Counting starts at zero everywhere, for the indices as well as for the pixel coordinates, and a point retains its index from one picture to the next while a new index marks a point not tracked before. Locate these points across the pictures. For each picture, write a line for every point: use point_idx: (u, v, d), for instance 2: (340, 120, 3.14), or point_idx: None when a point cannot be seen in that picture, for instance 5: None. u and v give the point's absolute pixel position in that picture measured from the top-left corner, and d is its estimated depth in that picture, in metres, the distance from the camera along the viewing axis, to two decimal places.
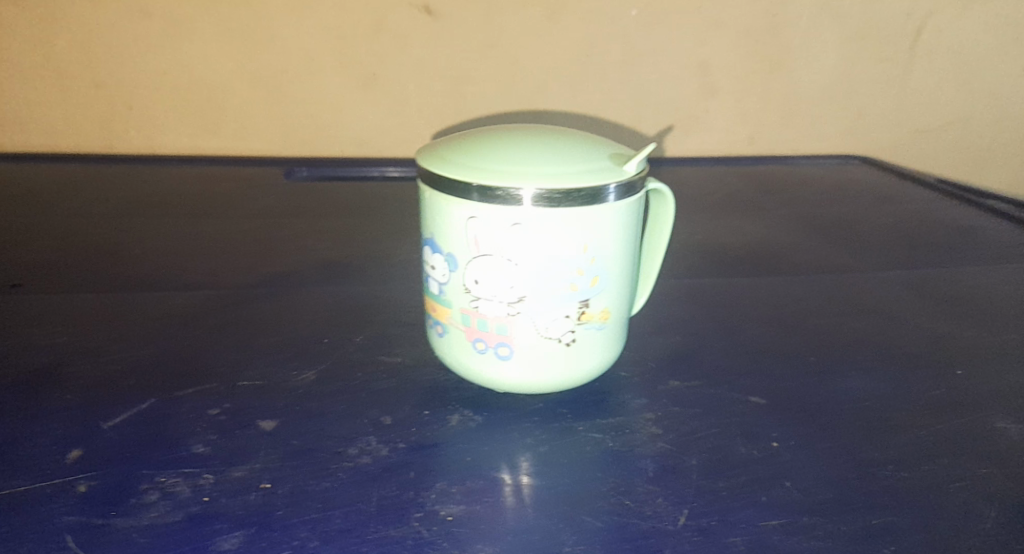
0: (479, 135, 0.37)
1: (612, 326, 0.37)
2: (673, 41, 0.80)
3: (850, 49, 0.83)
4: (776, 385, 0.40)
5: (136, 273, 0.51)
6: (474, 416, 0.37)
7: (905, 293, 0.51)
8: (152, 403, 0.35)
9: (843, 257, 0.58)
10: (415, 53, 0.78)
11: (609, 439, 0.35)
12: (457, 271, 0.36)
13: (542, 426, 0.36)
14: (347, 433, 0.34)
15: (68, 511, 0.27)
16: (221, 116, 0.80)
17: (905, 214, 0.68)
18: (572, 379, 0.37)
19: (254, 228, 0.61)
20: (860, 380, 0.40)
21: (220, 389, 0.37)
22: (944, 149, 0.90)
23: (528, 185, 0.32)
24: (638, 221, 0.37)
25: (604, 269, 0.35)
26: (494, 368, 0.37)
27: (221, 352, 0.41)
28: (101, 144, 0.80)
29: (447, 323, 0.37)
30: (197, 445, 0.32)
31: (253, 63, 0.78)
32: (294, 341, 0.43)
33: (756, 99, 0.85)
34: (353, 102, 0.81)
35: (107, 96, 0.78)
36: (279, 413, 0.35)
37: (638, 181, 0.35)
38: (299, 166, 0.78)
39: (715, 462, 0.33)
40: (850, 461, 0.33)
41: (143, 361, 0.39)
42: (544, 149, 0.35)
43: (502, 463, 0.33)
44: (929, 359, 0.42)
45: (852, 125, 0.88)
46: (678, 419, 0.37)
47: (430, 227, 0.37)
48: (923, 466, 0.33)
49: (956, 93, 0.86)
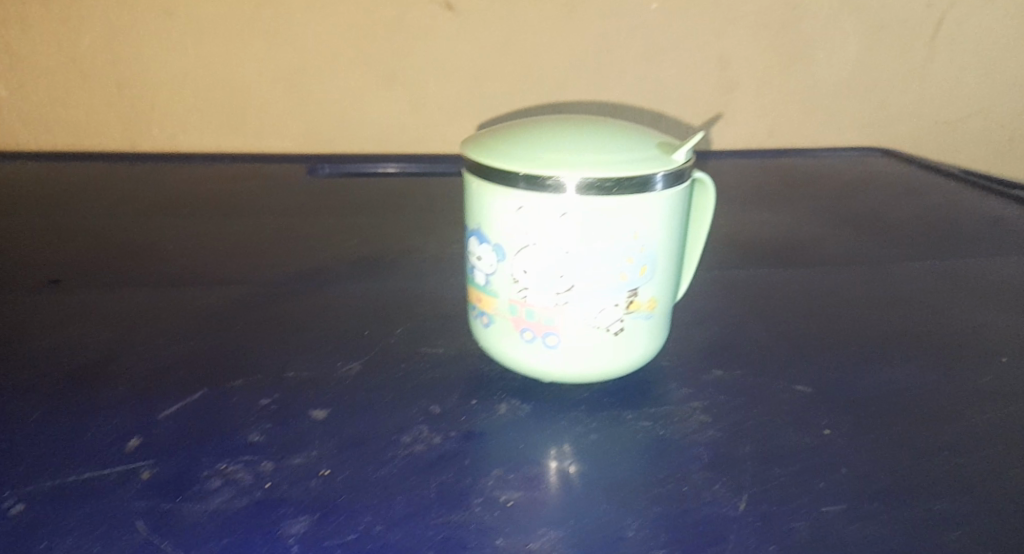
0: (523, 126, 0.37)
1: (658, 315, 0.38)
2: (693, 36, 0.80)
3: (869, 43, 0.83)
4: (819, 374, 0.40)
5: (171, 268, 0.51)
6: (521, 405, 0.37)
7: (937, 283, 0.52)
8: (204, 395, 0.35)
9: (872, 249, 0.58)
10: (436, 50, 0.79)
11: (659, 428, 0.35)
12: (505, 261, 0.36)
13: (591, 415, 0.36)
14: (399, 423, 0.34)
15: (135, 497, 0.27)
16: (243, 114, 0.80)
17: (929, 205, 0.68)
18: (618, 368, 0.38)
19: (283, 225, 0.62)
20: (903, 368, 0.40)
21: (269, 381, 0.37)
22: (963, 142, 0.90)
23: (577, 173, 0.33)
24: (684, 210, 0.37)
25: (652, 257, 0.36)
26: (541, 358, 0.37)
27: (265, 345, 0.41)
28: (123, 143, 0.80)
29: (493, 313, 0.37)
30: (253, 434, 0.32)
31: (275, 61, 0.78)
32: (335, 334, 0.43)
33: (775, 93, 0.85)
34: (374, 100, 0.81)
35: (129, 95, 0.78)
36: (330, 403, 0.35)
37: (685, 170, 0.35)
38: (321, 164, 0.78)
39: (767, 449, 0.33)
40: (902, 447, 0.33)
41: (190, 353, 0.39)
42: (591, 138, 0.35)
43: (555, 450, 0.33)
44: (970, 347, 0.43)
45: (871, 119, 0.88)
46: (726, 408, 0.37)
47: (475, 217, 0.37)
48: (976, 452, 0.33)
49: (975, 85, 0.86)
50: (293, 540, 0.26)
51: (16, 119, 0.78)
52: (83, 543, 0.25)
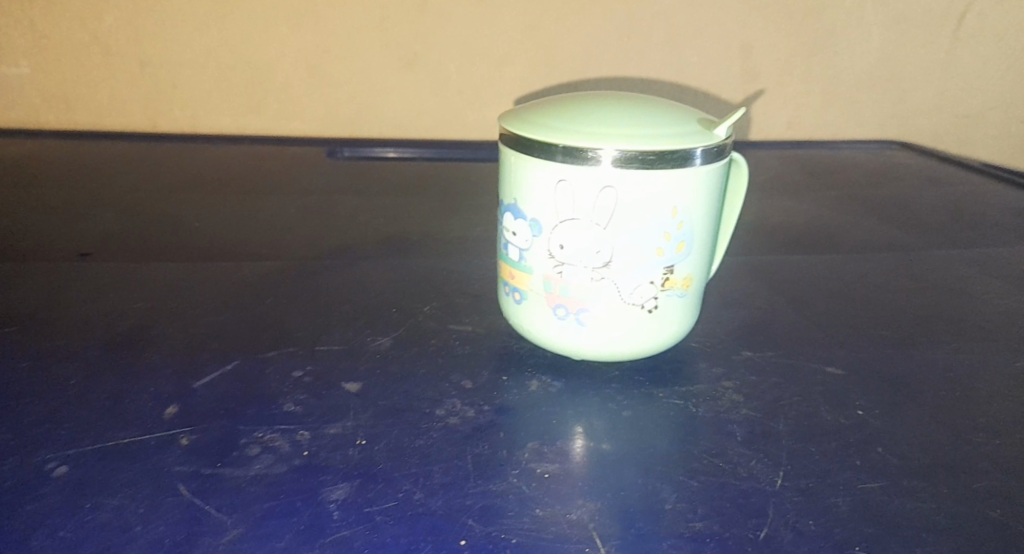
0: (560, 101, 0.37)
1: (693, 293, 0.37)
2: (716, 23, 0.80)
3: (894, 32, 0.82)
4: (852, 357, 0.40)
5: (199, 244, 0.51)
6: (553, 382, 0.37)
7: (966, 272, 0.51)
8: (238, 365, 0.35)
9: (898, 238, 0.57)
10: (458, 34, 0.78)
11: (693, 405, 0.35)
12: (541, 237, 0.35)
13: (623, 392, 0.36)
14: (432, 396, 0.34)
15: (177, 461, 0.27)
16: (264, 96, 0.80)
17: (954, 196, 0.67)
18: (651, 347, 0.37)
19: (307, 205, 0.62)
20: (935, 353, 0.40)
21: (301, 352, 0.37)
22: (986, 135, 0.89)
23: (617, 146, 0.32)
24: (721, 188, 0.37)
25: (689, 234, 0.35)
26: (574, 335, 0.37)
27: (295, 319, 0.41)
28: (144, 124, 0.80)
29: (526, 290, 0.37)
30: (289, 404, 0.32)
31: (297, 42, 0.78)
32: (365, 309, 0.43)
33: (798, 83, 0.84)
34: (395, 83, 0.80)
35: (151, 75, 0.78)
36: (362, 376, 0.35)
37: (724, 147, 0.35)
38: (340, 147, 0.78)
39: (803, 428, 0.33)
40: (939, 428, 0.33)
41: (221, 325, 0.40)
42: (631, 112, 0.35)
43: (590, 425, 0.33)
44: (1002, 334, 0.42)
45: (894, 111, 0.87)
46: (759, 387, 0.36)
47: (511, 193, 0.36)
48: (1014, 435, 0.32)
49: (1001, 77, 0.85)
50: (334, 505, 0.26)
51: (39, 97, 0.78)
52: (128, 503, 0.25)
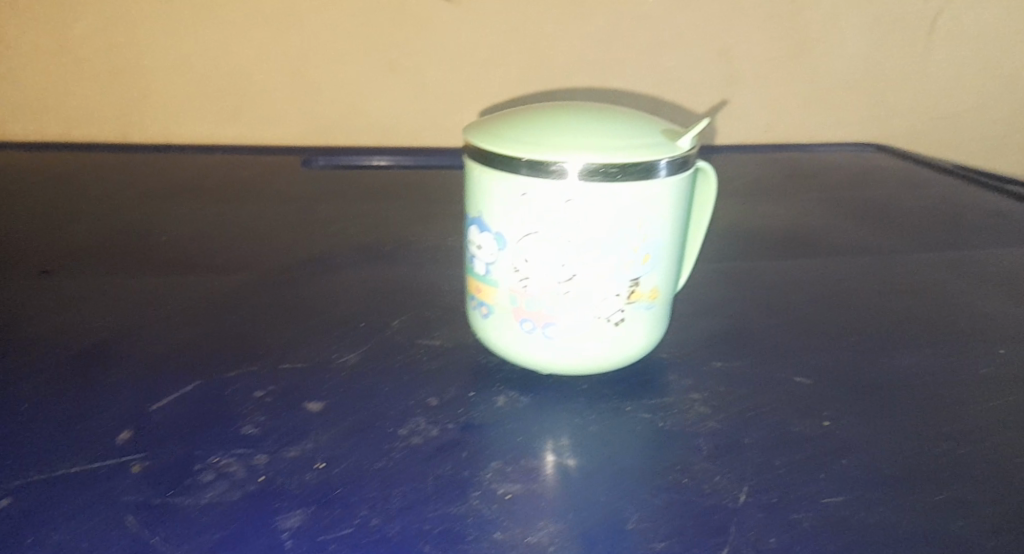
0: (524, 112, 0.37)
1: (660, 305, 0.37)
2: (694, 27, 0.79)
3: (870, 34, 0.82)
4: (823, 365, 0.39)
5: (166, 256, 0.51)
6: (520, 397, 0.36)
7: (941, 276, 0.51)
8: (197, 385, 0.34)
9: (873, 242, 0.57)
10: (433, 40, 0.77)
11: (660, 419, 0.34)
12: (506, 250, 0.35)
13: (590, 407, 0.35)
14: (397, 414, 0.34)
15: (126, 490, 0.27)
16: (238, 105, 0.79)
17: (929, 199, 0.67)
18: (619, 360, 0.37)
19: (280, 215, 0.61)
20: (906, 360, 0.40)
21: (264, 371, 0.37)
22: (962, 137, 0.89)
23: (581, 158, 0.32)
24: (686, 199, 0.36)
25: (654, 246, 0.35)
26: (540, 349, 0.36)
27: (260, 335, 0.40)
28: (116, 134, 0.79)
29: (492, 303, 0.37)
30: (248, 426, 0.31)
31: (271, 50, 0.77)
32: (334, 323, 0.42)
33: (776, 86, 0.84)
34: (370, 90, 0.80)
35: (122, 84, 0.77)
36: (325, 394, 0.35)
37: (689, 158, 0.35)
38: (316, 155, 0.77)
39: (771, 441, 0.33)
40: (906, 438, 0.33)
41: (183, 343, 0.39)
42: (596, 123, 0.34)
43: (554, 441, 0.33)
44: (972, 339, 0.42)
45: (871, 113, 0.87)
46: (727, 399, 0.36)
47: (477, 206, 0.36)
48: (979, 443, 0.32)
49: (976, 79, 0.86)
50: (288, 534, 0.25)
51: (7, 108, 0.77)
52: (72, 536, 0.25)
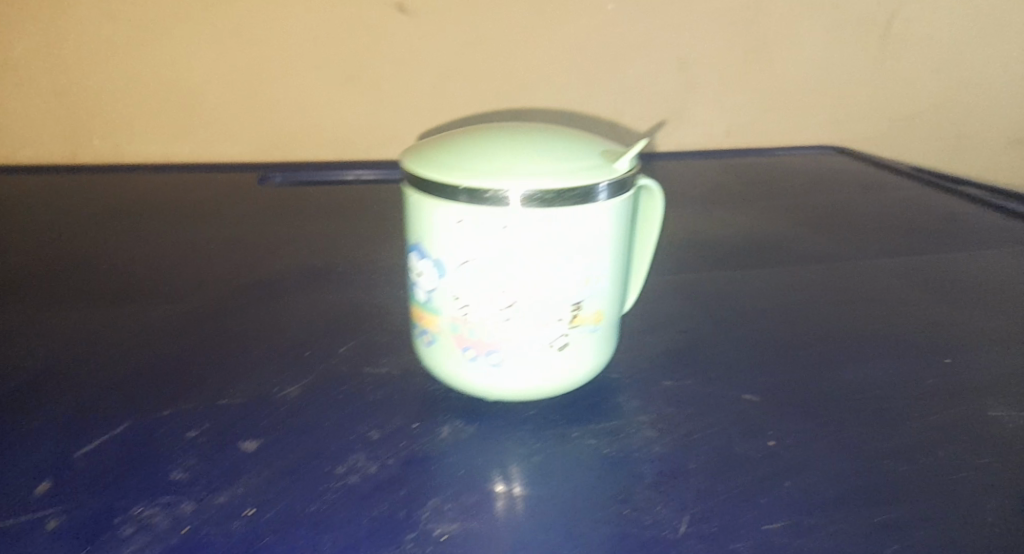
0: (462, 135, 0.36)
1: (605, 327, 0.36)
2: (652, 35, 0.79)
3: (826, 38, 0.83)
4: (773, 382, 0.39)
5: (107, 284, 0.49)
6: (465, 426, 0.35)
7: (893, 282, 0.51)
8: (128, 426, 0.34)
9: (828, 249, 0.58)
10: (389, 52, 0.76)
11: (606, 445, 0.34)
12: (446, 277, 0.34)
13: (537, 435, 0.35)
14: (335, 451, 0.33)
15: (41, 549, 0.26)
16: (192, 122, 0.77)
17: (885, 203, 0.68)
18: (565, 384, 0.36)
19: (232, 237, 0.59)
20: (855, 372, 0.40)
21: (200, 408, 0.36)
22: (919, 136, 0.90)
23: (522, 186, 0.31)
24: (629, 220, 0.36)
25: (596, 269, 0.35)
26: (485, 377, 0.35)
27: (199, 368, 0.39)
28: (65, 155, 0.77)
29: (435, 331, 0.36)
30: (177, 470, 0.31)
31: (223, 66, 0.75)
32: (278, 353, 0.41)
33: (736, 90, 0.84)
34: (327, 104, 0.78)
35: (70, 103, 0.75)
36: (262, 432, 0.34)
37: (629, 179, 0.34)
38: (273, 172, 0.75)
39: (715, 464, 0.32)
40: (850, 456, 0.32)
41: (118, 379, 0.38)
42: (534, 146, 0.34)
43: (497, 473, 0.32)
44: (921, 347, 0.42)
45: (830, 116, 0.88)
46: (674, 421, 0.36)
47: (415, 232, 0.35)
48: (923, 458, 0.32)
49: (931, 80, 0.87)
50: None
51: None
52: None
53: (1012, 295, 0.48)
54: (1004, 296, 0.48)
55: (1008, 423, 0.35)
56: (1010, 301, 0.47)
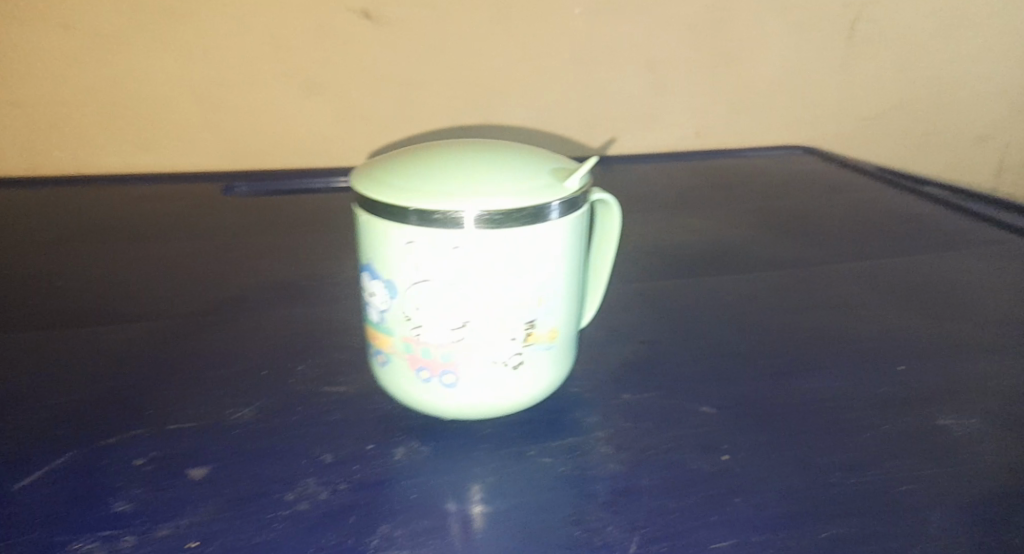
0: (412, 153, 0.35)
1: (561, 344, 0.36)
2: (619, 38, 0.79)
3: (792, 40, 0.83)
4: (730, 393, 0.39)
5: (62, 304, 0.48)
6: (421, 447, 0.35)
7: (853, 287, 0.51)
8: (73, 457, 0.33)
9: (791, 253, 0.58)
10: (355, 59, 0.76)
11: (561, 463, 0.34)
12: (397, 298, 0.34)
13: (493, 454, 0.35)
14: (285, 477, 0.33)
15: None
16: (155, 132, 0.76)
17: (849, 204, 0.68)
18: (522, 402, 0.36)
19: (193, 251, 0.58)
20: (812, 381, 0.40)
21: (150, 435, 0.35)
22: (886, 135, 0.91)
23: (473, 207, 0.31)
24: (582, 236, 0.36)
25: (549, 287, 0.34)
26: (440, 397, 0.35)
27: (151, 392, 0.39)
28: (23, 167, 0.75)
29: (389, 351, 0.35)
30: (120, 502, 0.31)
31: (185, 74, 0.74)
32: (233, 374, 0.41)
33: (704, 92, 0.84)
34: (292, 111, 0.77)
35: (26, 116, 0.73)
36: (212, 458, 0.34)
37: (580, 196, 0.34)
38: (239, 181, 0.74)
39: (668, 481, 0.32)
40: (801, 470, 0.33)
41: (66, 407, 0.37)
42: (484, 165, 0.33)
43: (450, 495, 0.32)
44: (876, 354, 0.42)
45: (798, 116, 0.88)
46: (631, 436, 0.36)
47: (366, 252, 0.34)
48: (873, 471, 0.32)
49: (895, 80, 0.88)
50: None
51: None
52: None
53: (968, 298, 0.49)
54: (959, 298, 0.49)
55: (958, 431, 0.35)
56: (965, 304, 0.48)
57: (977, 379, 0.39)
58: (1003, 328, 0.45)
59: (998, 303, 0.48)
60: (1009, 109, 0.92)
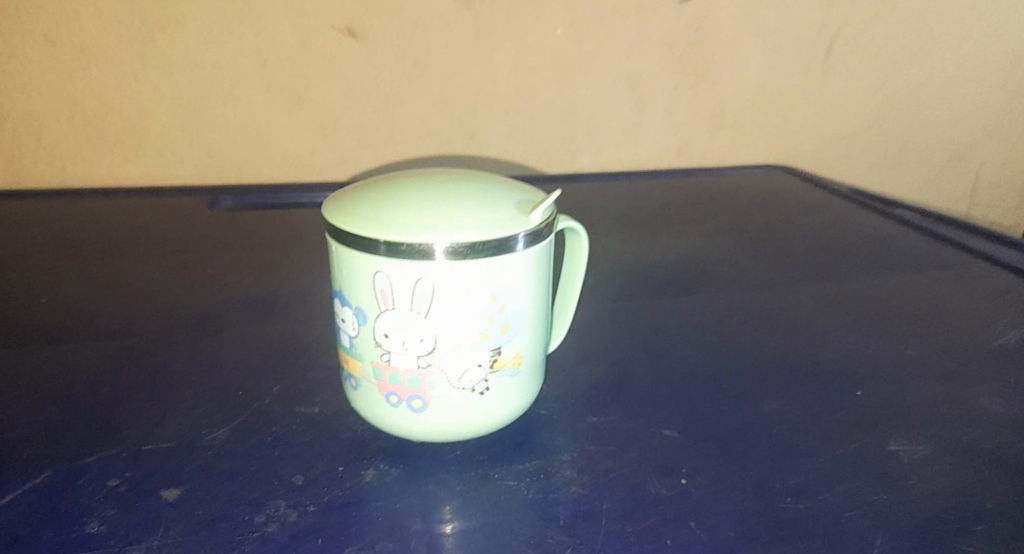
0: (384, 184, 0.36)
1: (527, 369, 0.38)
2: (600, 58, 0.81)
3: (770, 60, 0.85)
4: (693, 415, 0.40)
5: (43, 320, 0.49)
6: (390, 469, 0.36)
7: (818, 309, 0.53)
8: (49, 476, 0.34)
9: (762, 273, 0.59)
10: (340, 75, 0.77)
11: (526, 486, 0.35)
12: (367, 325, 0.35)
13: (459, 476, 0.36)
14: (256, 498, 0.34)
15: None
16: (141, 145, 0.77)
17: (821, 224, 0.70)
18: (489, 425, 0.37)
19: (176, 266, 0.59)
20: (772, 404, 0.41)
21: (125, 454, 0.36)
22: (862, 154, 0.93)
23: (440, 239, 0.32)
24: (547, 265, 0.37)
25: (514, 315, 0.35)
26: (409, 420, 0.36)
27: (128, 411, 0.40)
28: (9, 179, 0.76)
29: (360, 376, 0.37)
30: (94, 522, 0.32)
31: (171, 89, 0.75)
32: (209, 393, 0.42)
33: (684, 110, 0.86)
34: (278, 125, 0.78)
35: (13, 128, 0.74)
36: (185, 478, 0.35)
37: (545, 227, 0.35)
38: (224, 195, 0.75)
39: (626, 504, 0.34)
40: (754, 494, 0.34)
41: (43, 425, 0.38)
42: (452, 197, 0.34)
43: (416, 517, 0.33)
44: (836, 377, 0.44)
45: (776, 134, 0.90)
46: (594, 459, 0.37)
47: (338, 279, 0.36)
48: (822, 496, 0.34)
49: (871, 100, 0.90)
50: None
51: None
52: None
53: (928, 321, 0.50)
54: (920, 322, 0.50)
55: (908, 457, 0.36)
56: (925, 328, 0.49)
57: (930, 404, 0.41)
58: (959, 352, 0.46)
59: (957, 327, 0.49)
60: (983, 129, 0.94)
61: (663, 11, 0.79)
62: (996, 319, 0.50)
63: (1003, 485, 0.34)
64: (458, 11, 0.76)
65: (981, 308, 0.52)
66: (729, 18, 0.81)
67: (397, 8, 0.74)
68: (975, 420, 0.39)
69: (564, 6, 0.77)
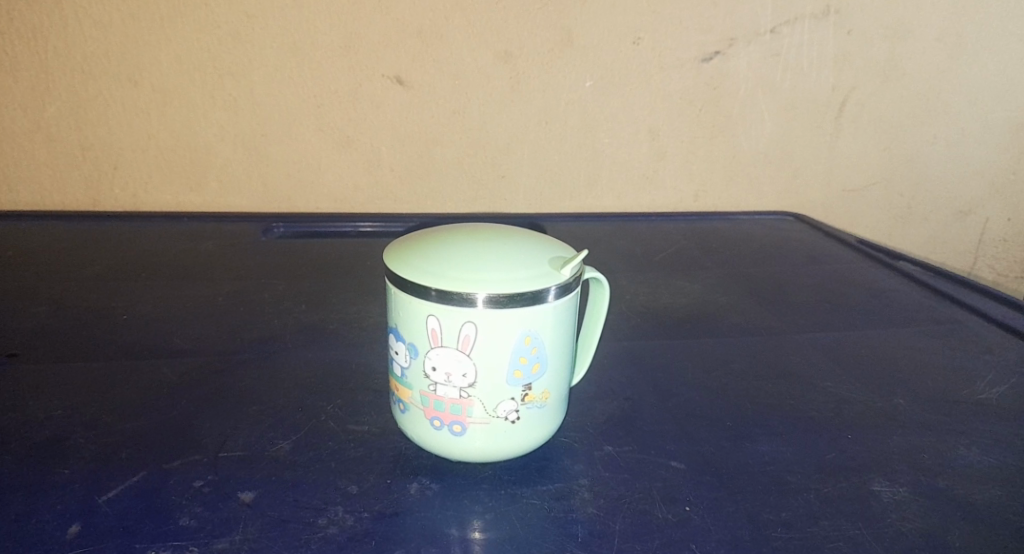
0: (434, 239, 0.42)
1: (552, 403, 0.43)
2: (626, 109, 0.87)
3: (784, 117, 0.91)
4: (696, 450, 0.45)
5: (125, 337, 0.56)
6: (431, 484, 0.42)
7: (817, 357, 0.58)
8: (145, 475, 0.40)
9: (768, 318, 0.65)
10: (386, 117, 0.84)
11: (548, 506, 0.40)
12: (418, 358, 0.40)
13: (491, 494, 0.41)
14: (318, 504, 0.39)
15: None
16: (203, 174, 0.84)
17: (827, 274, 0.75)
18: (516, 450, 0.43)
19: (234, 290, 0.65)
20: (769, 444, 0.46)
21: (205, 460, 0.42)
22: (870, 207, 0.99)
23: (484, 290, 0.38)
24: (573, 312, 0.42)
25: (543, 355, 0.41)
26: (450, 443, 0.42)
27: (207, 423, 0.46)
28: (87, 202, 0.85)
29: (408, 402, 0.42)
30: (184, 518, 0.38)
31: (234, 125, 0.82)
32: (273, 409, 0.47)
33: (702, 159, 0.92)
34: (326, 160, 0.85)
35: (94, 157, 0.82)
36: (258, 484, 0.40)
37: (573, 281, 0.41)
38: (275, 222, 0.82)
39: (635, 527, 0.39)
40: (747, 523, 0.39)
41: (135, 432, 0.44)
42: (494, 255, 0.40)
43: (454, 526, 0.39)
44: (828, 420, 0.49)
45: (788, 185, 0.96)
46: (609, 485, 0.42)
47: (395, 319, 0.41)
48: (807, 528, 0.39)
49: (879, 156, 0.96)
50: None
51: None
52: None
53: (918, 373, 0.55)
54: (908, 371, 0.55)
55: (888, 497, 0.41)
56: (914, 380, 0.54)
57: (912, 452, 0.45)
58: (944, 405, 0.51)
59: (944, 381, 0.54)
60: (987, 186, 1.00)
61: (685, 70, 0.86)
62: (980, 373, 0.55)
63: (970, 527, 0.39)
64: (496, 66, 0.82)
65: (968, 363, 0.56)
66: (747, 78, 0.88)
67: (439, 61, 0.81)
68: (952, 467, 0.44)
69: (594, 63, 0.84)
